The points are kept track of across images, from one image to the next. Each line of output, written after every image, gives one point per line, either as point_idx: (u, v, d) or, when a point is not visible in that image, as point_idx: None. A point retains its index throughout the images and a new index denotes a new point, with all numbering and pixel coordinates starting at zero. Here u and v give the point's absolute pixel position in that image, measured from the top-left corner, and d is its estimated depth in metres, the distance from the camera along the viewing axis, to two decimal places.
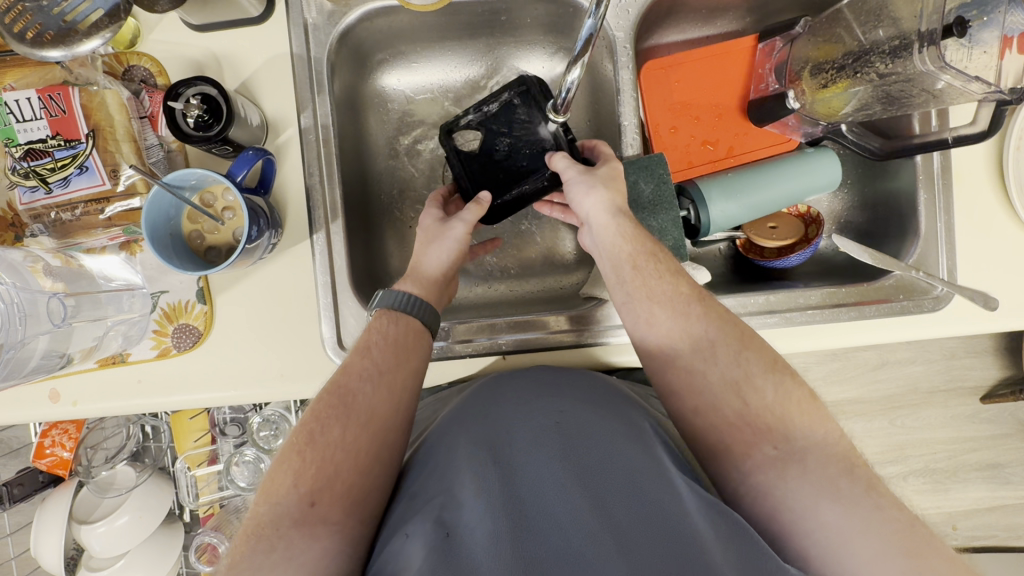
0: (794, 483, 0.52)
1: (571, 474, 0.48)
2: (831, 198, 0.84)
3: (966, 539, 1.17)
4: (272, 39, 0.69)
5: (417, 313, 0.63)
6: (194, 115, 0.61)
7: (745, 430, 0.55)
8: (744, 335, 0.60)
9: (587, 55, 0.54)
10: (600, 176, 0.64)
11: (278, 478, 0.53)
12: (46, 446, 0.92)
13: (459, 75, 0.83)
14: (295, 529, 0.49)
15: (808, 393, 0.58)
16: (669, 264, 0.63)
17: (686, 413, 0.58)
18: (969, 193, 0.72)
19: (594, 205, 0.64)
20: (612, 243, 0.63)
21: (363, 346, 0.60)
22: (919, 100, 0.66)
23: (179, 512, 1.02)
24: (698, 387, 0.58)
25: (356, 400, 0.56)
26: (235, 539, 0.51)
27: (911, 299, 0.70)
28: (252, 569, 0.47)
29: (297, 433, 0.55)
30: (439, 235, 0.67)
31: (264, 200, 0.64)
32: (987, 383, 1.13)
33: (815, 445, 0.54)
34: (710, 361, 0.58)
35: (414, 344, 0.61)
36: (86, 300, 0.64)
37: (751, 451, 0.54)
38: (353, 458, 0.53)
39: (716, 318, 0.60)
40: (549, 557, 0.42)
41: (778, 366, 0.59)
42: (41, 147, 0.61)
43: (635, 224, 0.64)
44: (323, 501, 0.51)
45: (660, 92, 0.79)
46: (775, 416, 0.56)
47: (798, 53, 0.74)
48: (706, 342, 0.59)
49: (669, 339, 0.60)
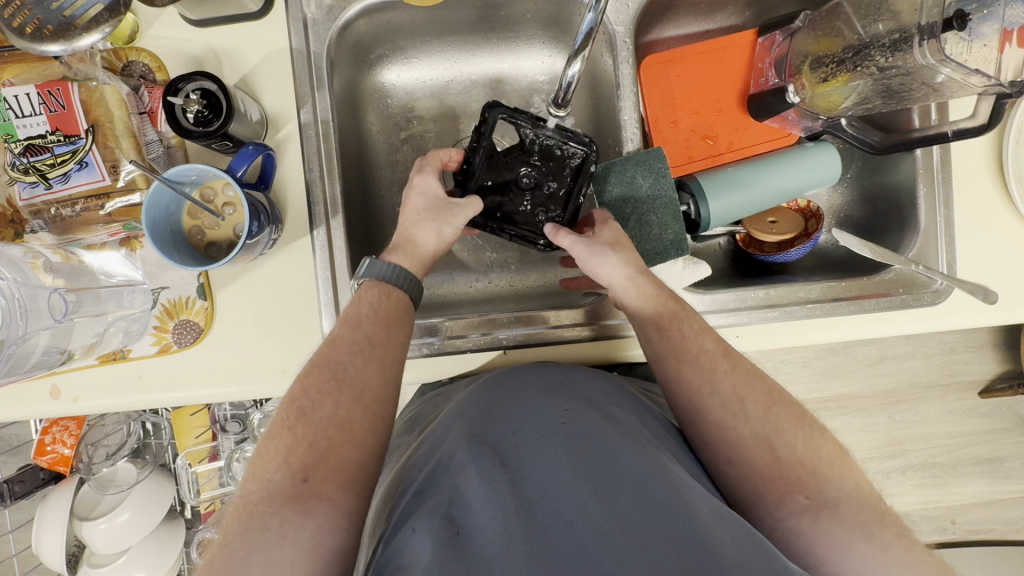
0: (828, 528, 0.52)
1: (577, 472, 0.48)
2: (830, 193, 0.85)
3: (963, 533, 1.18)
4: (272, 34, 0.69)
5: (406, 286, 0.64)
6: (194, 111, 0.62)
7: (778, 482, 0.55)
8: (772, 390, 0.59)
9: (587, 49, 0.55)
10: (603, 243, 0.67)
11: (269, 455, 0.53)
12: (47, 443, 0.91)
13: (458, 70, 0.83)
14: (287, 506, 0.49)
15: (838, 447, 0.57)
16: (694, 318, 0.63)
17: (721, 465, 0.57)
18: (969, 187, 0.72)
19: (611, 272, 0.65)
20: (638, 304, 0.63)
21: (354, 318, 0.60)
22: (920, 94, 0.66)
23: (181, 509, 1.02)
24: (730, 439, 0.57)
25: (347, 374, 0.57)
26: (226, 518, 0.51)
27: (911, 293, 0.70)
28: (245, 547, 0.47)
29: (287, 409, 0.55)
30: (440, 217, 0.66)
31: (265, 196, 0.64)
32: (986, 377, 1.13)
33: (847, 495, 0.54)
34: (741, 417, 0.57)
35: (400, 315, 0.62)
36: (87, 296, 0.64)
37: (783, 499, 0.54)
38: (347, 432, 0.54)
39: (744, 373, 0.60)
40: (559, 556, 0.42)
41: (808, 420, 0.58)
42: (40, 142, 0.61)
43: (655, 282, 0.64)
44: (316, 477, 0.51)
45: (660, 86, 0.79)
46: (807, 469, 0.55)
47: (798, 47, 0.74)
48: (735, 399, 0.58)
49: (698, 392, 0.59)
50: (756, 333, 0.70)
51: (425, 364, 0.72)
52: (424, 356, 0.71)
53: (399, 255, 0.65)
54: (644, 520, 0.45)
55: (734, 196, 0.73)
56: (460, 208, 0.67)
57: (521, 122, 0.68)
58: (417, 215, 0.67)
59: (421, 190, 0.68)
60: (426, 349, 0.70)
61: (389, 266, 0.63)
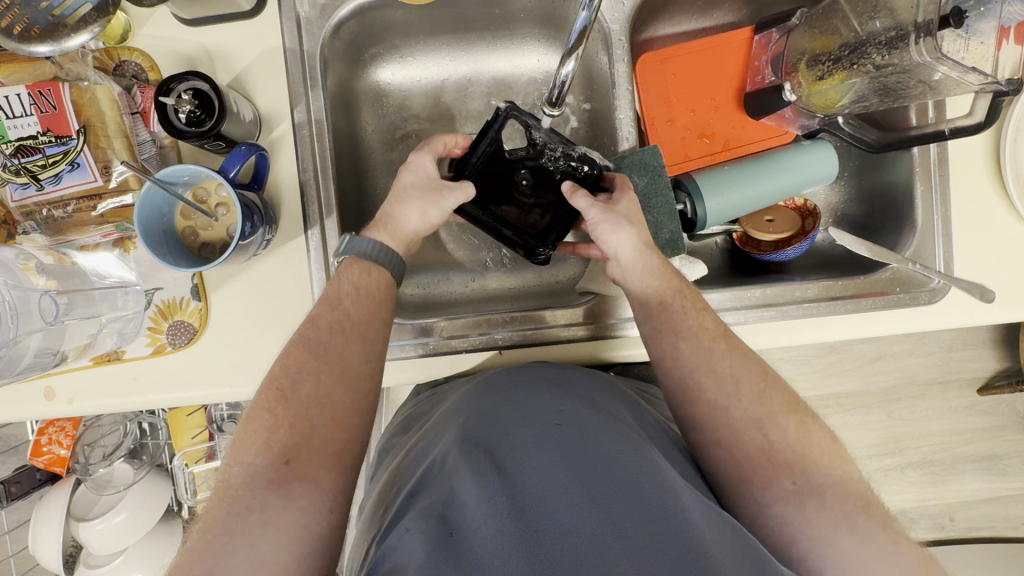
0: (813, 516, 0.52)
1: (570, 473, 0.48)
2: (827, 191, 0.84)
3: (962, 530, 1.18)
4: (264, 33, 0.68)
5: (387, 262, 0.63)
6: (186, 111, 0.61)
7: (765, 465, 0.55)
8: (767, 372, 0.59)
9: (582, 48, 0.54)
10: (621, 215, 0.65)
11: (249, 438, 0.53)
12: (43, 444, 0.89)
13: (453, 69, 0.83)
14: (269, 489, 0.49)
15: (829, 434, 0.57)
16: (693, 300, 0.63)
17: (708, 446, 0.57)
18: (966, 185, 0.71)
19: (621, 241, 0.64)
20: (640, 283, 0.63)
21: (334, 296, 0.60)
22: (917, 91, 0.66)
23: (177, 509, 1.00)
24: (721, 421, 0.57)
25: (327, 352, 0.56)
26: (208, 500, 0.50)
27: (908, 291, 0.70)
28: (227, 532, 0.47)
29: (267, 390, 0.55)
30: (425, 198, 0.65)
31: (258, 195, 0.64)
32: (985, 375, 1.13)
33: (834, 484, 0.54)
34: (733, 397, 0.57)
35: (382, 293, 0.62)
36: (79, 297, 0.64)
37: (771, 484, 0.54)
38: (329, 413, 0.54)
39: (740, 356, 0.59)
40: (551, 556, 0.42)
41: (799, 406, 0.58)
42: (32, 143, 0.61)
43: (661, 259, 0.64)
44: (298, 459, 0.51)
45: (656, 85, 0.78)
46: (795, 454, 0.55)
47: (795, 45, 0.73)
48: (730, 378, 0.58)
49: (693, 370, 0.59)
50: (752, 332, 0.70)
51: (420, 364, 0.71)
52: (419, 356, 0.71)
53: (380, 231, 0.64)
54: (638, 522, 0.44)
55: (731, 194, 0.73)
56: (450, 192, 0.66)
57: (531, 122, 0.70)
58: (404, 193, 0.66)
59: (413, 169, 0.68)
60: (421, 349, 0.70)
61: (369, 241, 0.62)
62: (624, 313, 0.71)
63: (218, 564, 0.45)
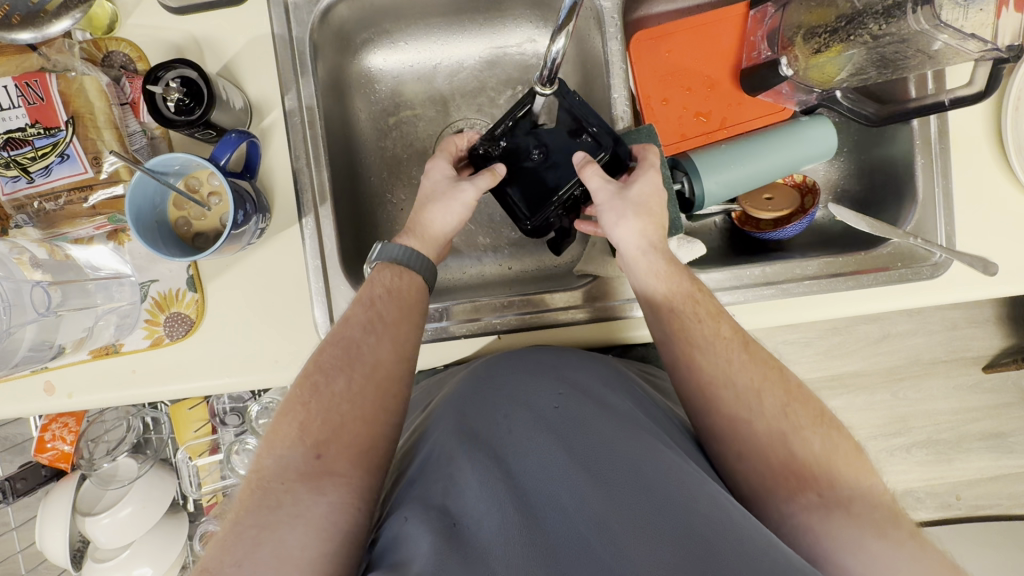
0: (839, 524, 0.51)
1: (573, 459, 0.47)
2: (827, 167, 0.83)
3: (969, 508, 1.17)
4: (252, 20, 0.68)
5: (419, 267, 0.64)
6: (174, 99, 0.61)
7: (790, 479, 0.54)
8: (791, 385, 0.58)
9: (571, 24, 0.52)
10: (629, 205, 0.63)
11: (283, 430, 0.53)
12: (48, 440, 0.89)
13: (444, 52, 0.81)
14: (301, 482, 0.49)
15: (854, 447, 0.56)
16: (708, 305, 0.62)
17: (729, 459, 0.57)
18: (969, 158, 0.70)
19: (624, 236, 0.63)
20: (651, 285, 0.62)
21: (366, 297, 0.60)
22: (915, 62, 0.66)
23: (183, 502, 1.03)
24: (742, 435, 0.56)
25: (360, 350, 0.57)
26: (240, 491, 0.51)
27: (909, 266, 0.69)
28: (257, 525, 0.47)
29: (300, 386, 0.55)
30: (448, 195, 0.66)
31: (250, 184, 0.63)
32: (990, 352, 1.12)
33: (861, 494, 0.53)
34: (756, 410, 0.56)
35: (413, 296, 0.62)
36: (73, 289, 0.64)
37: (796, 495, 0.53)
38: (360, 409, 0.54)
39: (761, 364, 0.59)
40: (559, 548, 0.42)
41: (825, 419, 0.57)
42: (20, 135, 0.61)
43: (666, 259, 0.63)
44: (330, 453, 0.51)
45: (650, 63, 0.77)
46: (821, 466, 0.54)
47: (790, 18, 0.71)
48: (752, 392, 0.57)
49: (711, 382, 0.58)
50: (752, 311, 0.70)
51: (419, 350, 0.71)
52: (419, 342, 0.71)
53: (409, 237, 0.65)
54: (643, 506, 0.44)
55: (732, 172, 0.72)
56: (469, 183, 0.66)
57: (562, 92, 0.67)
58: (424, 197, 0.67)
59: (431, 175, 0.68)
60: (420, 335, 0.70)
61: (402, 247, 0.63)
62: (627, 292, 0.70)
63: (247, 557, 0.45)
